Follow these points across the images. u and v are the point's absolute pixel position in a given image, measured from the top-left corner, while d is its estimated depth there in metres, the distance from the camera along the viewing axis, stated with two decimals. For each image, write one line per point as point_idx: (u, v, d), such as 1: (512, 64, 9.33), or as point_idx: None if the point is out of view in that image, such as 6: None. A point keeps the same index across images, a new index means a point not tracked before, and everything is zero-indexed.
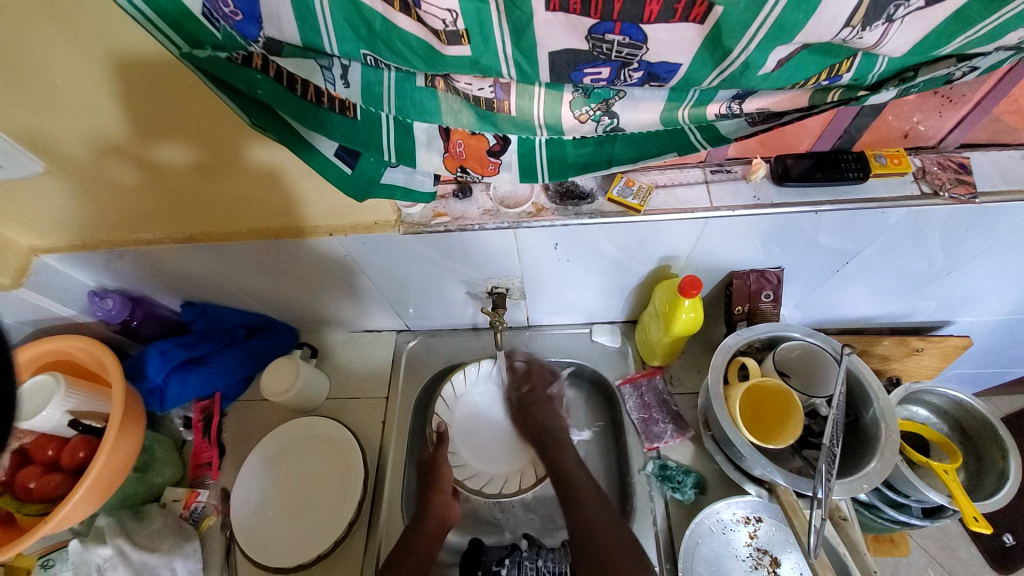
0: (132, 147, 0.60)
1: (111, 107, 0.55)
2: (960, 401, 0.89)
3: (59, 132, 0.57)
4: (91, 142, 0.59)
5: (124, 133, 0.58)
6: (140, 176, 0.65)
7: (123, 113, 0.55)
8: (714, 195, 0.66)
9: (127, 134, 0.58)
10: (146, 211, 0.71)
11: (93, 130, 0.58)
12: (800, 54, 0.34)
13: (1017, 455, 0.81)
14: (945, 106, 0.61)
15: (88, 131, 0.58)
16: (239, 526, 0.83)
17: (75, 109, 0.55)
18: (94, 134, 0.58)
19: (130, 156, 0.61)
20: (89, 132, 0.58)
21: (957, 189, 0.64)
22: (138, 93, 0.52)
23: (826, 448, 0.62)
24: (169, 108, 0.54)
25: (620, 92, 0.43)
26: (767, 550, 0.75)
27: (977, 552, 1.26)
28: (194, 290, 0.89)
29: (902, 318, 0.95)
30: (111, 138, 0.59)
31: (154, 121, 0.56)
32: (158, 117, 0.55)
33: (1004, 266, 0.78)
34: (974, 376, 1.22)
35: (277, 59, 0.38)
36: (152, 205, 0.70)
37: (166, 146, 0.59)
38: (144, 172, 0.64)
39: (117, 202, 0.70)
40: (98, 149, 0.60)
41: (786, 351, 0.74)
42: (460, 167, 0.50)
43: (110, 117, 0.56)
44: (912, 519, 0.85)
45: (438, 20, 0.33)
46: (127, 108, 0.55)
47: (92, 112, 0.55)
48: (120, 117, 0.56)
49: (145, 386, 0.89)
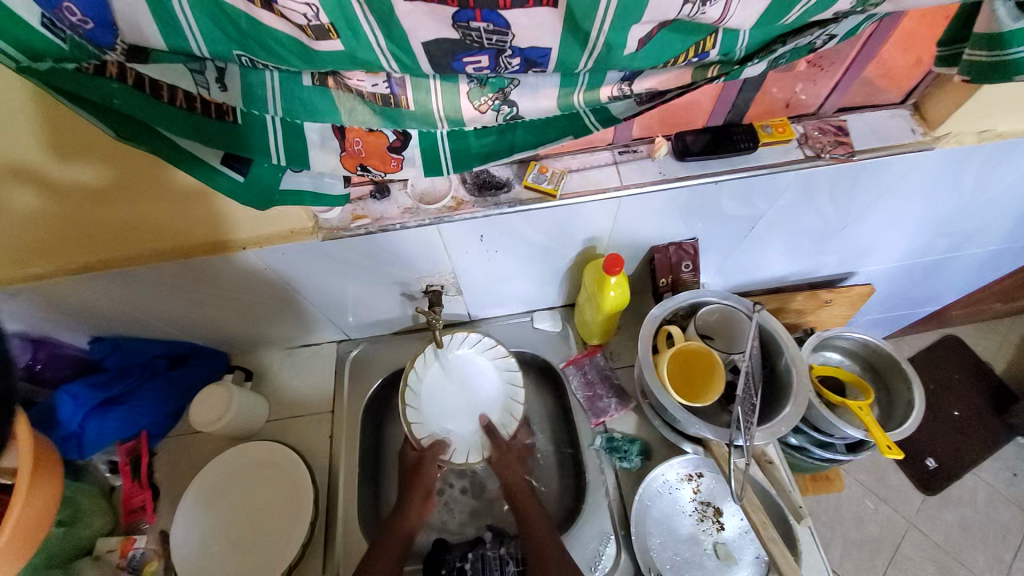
0: (45, 171, 0.55)
1: (24, 128, 0.50)
2: (867, 342, 0.98)
3: None
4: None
5: (35, 157, 0.53)
6: (47, 202, 0.59)
7: (39, 135, 0.51)
8: (624, 175, 0.69)
9: (39, 157, 0.53)
10: (35, 240, 0.64)
11: None
12: (660, 33, 0.37)
13: (917, 384, 0.91)
14: (818, 73, 0.67)
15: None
16: (182, 567, 0.78)
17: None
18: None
19: (36, 180, 0.56)
20: None
21: (837, 150, 0.70)
22: (61, 112, 0.49)
23: (743, 398, 0.67)
24: (96, 128, 0.51)
25: (514, 81, 0.44)
26: (710, 502, 0.81)
27: (905, 477, 1.41)
28: (103, 324, 0.83)
29: (810, 274, 1.04)
30: (1, 163, 0.53)
31: (75, 142, 0.52)
32: (81, 138, 0.52)
33: (887, 217, 0.86)
34: (882, 319, 1.35)
35: (138, 66, 0.36)
36: (42, 233, 0.64)
37: (89, 168, 0.56)
38: (52, 197, 0.59)
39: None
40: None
41: (706, 315, 0.79)
42: (360, 165, 0.49)
43: (21, 139, 0.51)
44: (837, 455, 0.93)
45: (299, 14, 0.32)
46: (45, 130, 0.51)
47: (1, 134, 0.50)
48: (35, 139, 0.51)
49: (57, 434, 0.79)
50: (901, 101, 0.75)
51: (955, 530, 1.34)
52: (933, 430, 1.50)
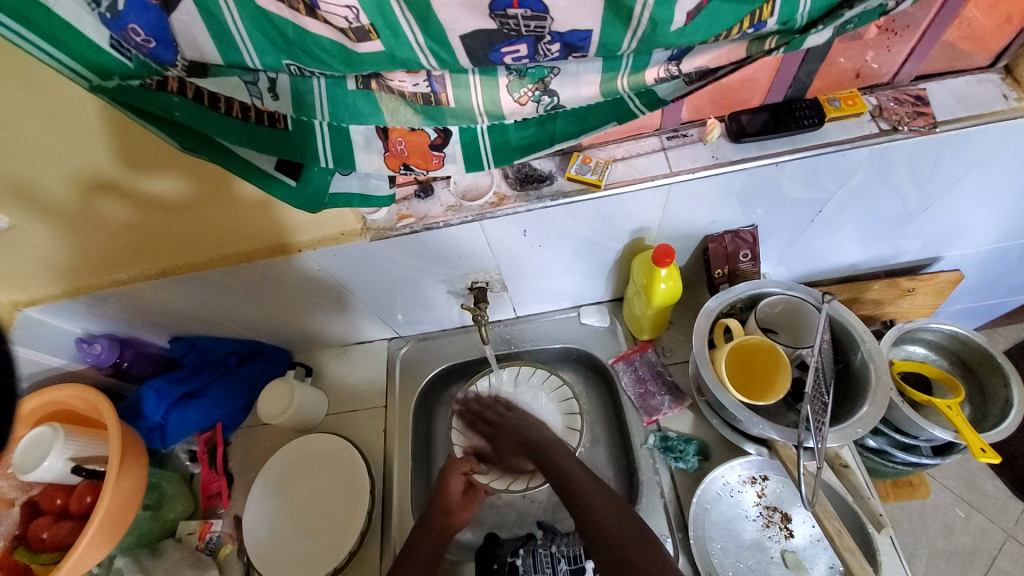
0: (123, 181, 0.60)
1: (102, 141, 0.55)
2: (955, 335, 0.88)
3: (41, 171, 0.57)
4: (79, 178, 0.59)
5: (109, 168, 0.58)
6: (129, 211, 0.65)
7: (115, 147, 0.56)
8: (673, 161, 0.66)
9: (116, 167, 0.58)
10: (118, 249, 0.71)
11: (74, 167, 0.58)
12: (710, 4, 0.34)
13: (1017, 381, 0.80)
14: (891, 39, 0.60)
15: (71, 167, 0.58)
16: (254, 549, 0.84)
17: (64, 144, 0.55)
18: (83, 168, 0.58)
19: (117, 189, 0.61)
20: (72, 169, 0.58)
21: (917, 122, 0.63)
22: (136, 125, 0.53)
23: (813, 397, 0.61)
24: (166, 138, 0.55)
25: (554, 70, 0.43)
26: (777, 507, 0.76)
27: (1002, 484, 1.25)
28: (182, 325, 0.90)
29: (888, 261, 0.94)
30: (91, 174, 0.59)
31: (146, 154, 0.57)
32: (153, 149, 0.56)
33: (980, 194, 0.77)
34: (974, 309, 1.20)
35: (198, 80, 0.38)
36: (124, 243, 0.70)
37: (160, 178, 0.60)
38: (132, 206, 0.64)
39: (94, 242, 0.69)
40: (86, 185, 0.60)
41: (769, 307, 0.74)
42: (403, 165, 0.50)
43: (100, 150, 0.56)
44: (922, 459, 0.84)
45: (341, 17, 0.33)
46: (120, 142, 0.55)
47: (84, 146, 0.55)
48: (111, 151, 0.56)
49: (144, 425, 0.89)
50: (989, 65, 0.66)
51: None
52: None
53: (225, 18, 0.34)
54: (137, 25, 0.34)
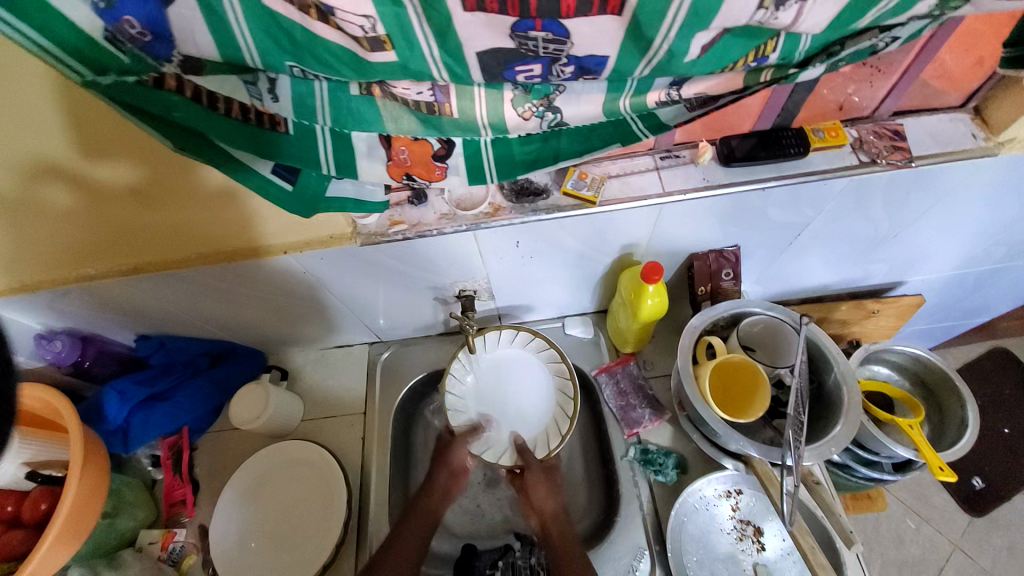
0: (76, 170, 0.56)
1: (48, 128, 0.51)
2: (917, 356, 0.93)
3: None
4: (27, 167, 0.55)
5: (64, 156, 0.54)
6: (85, 202, 0.60)
7: (65, 132, 0.51)
8: (666, 181, 0.67)
9: (68, 155, 0.54)
10: (82, 243, 0.67)
11: (22, 154, 0.53)
12: (723, 38, 0.35)
13: (972, 402, 0.85)
14: (875, 75, 0.64)
15: (18, 155, 0.53)
16: (220, 561, 0.80)
17: (7, 129, 0.50)
18: (29, 156, 0.53)
19: (70, 179, 0.57)
20: (19, 156, 0.53)
21: (894, 155, 0.67)
22: (87, 108, 0.49)
23: (791, 416, 0.63)
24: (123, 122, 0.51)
25: (560, 87, 0.43)
26: (750, 520, 0.78)
27: (950, 497, 1.32)
28: (151, 323, 0.86)
29: (857, 283, 0.99)
30: (43, 162, 0.54)
31: (100, 142, 0.53)
32: (108, 135, 0.52)
33: (945, 224, 0.81)
34: (931, 330, 1.28)
35: (196, 78, 0.37)
36: (88, 235, 0.66)
37: (119, 166, 0.56)
38: (87, 197, 0.60)
39: (51, 234, 0.65)
40: (35, 174, 0.55)
41: (749, 326, 0.76)
42: (406, 174, 0.50)
43: (47, 138, 0.52)
44: (883, 474, 0.89)
45: (356, 26, 0.32)
46: (70, 126, 0.51)
47: (30, 131, 0.51)
48: (60, 137, 0.52)
49: (105, 428, 0.84)
50: (959, 105, 0.70)
51: (1005, 554, 1.25)
52: (981, 448, 1.42)
53: (224, 11, 0.32)
54: (132, 16, 0.32)
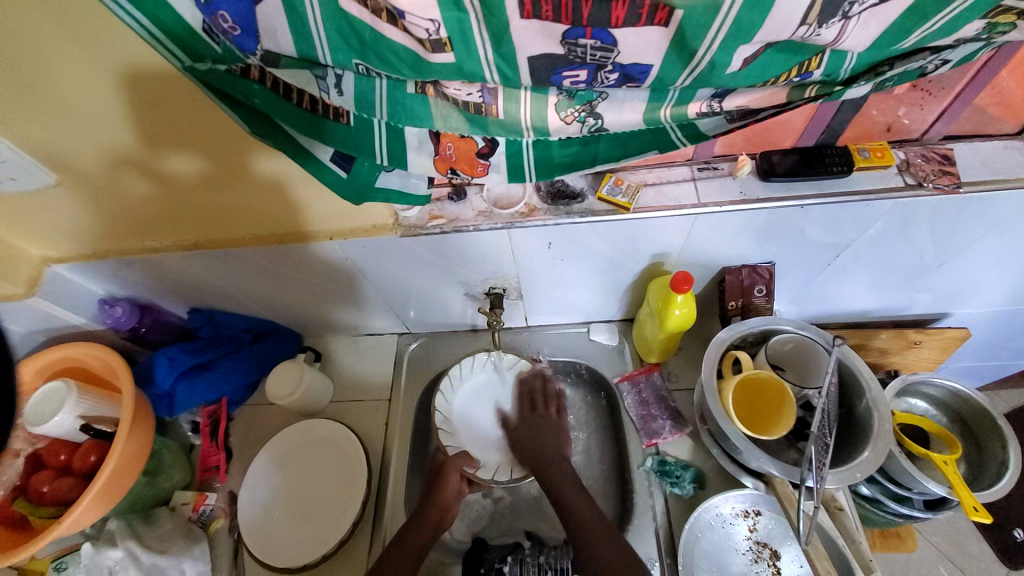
0: (143, 159, 0.62)
1: (122, 119, 0.57)
2: (957, 392, 0.89)
3: (69, 143, 0.60)
4: (102, 156, 0.62)
5: (135, 144, 0.60)
6: (151, 187, 0.67)
7: (133, 126, 0.58)
8: (702, 192, 0.68)
9: (138, 143, 0.60)
10: (151, 221, 0.74)
11: (102, 141, 0.60)
12: (765, 53, 0.36)
13: (1015, 443, 0.81)
14: (925, 99, 0.63)
15: (99, 142, 0.60)
16: (246, 527, 0.85)
17: (87, 124, 0.57)
18: (106, 147, 0.61)
19: (139, 166, 0.64)
20: (100, 143, 0.60)
21: (942, 180, 0.65)
22: (151, 105, 0.55)
23: (817, 437, 0.62)
24: (180, 119, 0.56)
25: (603, 94, 0.45)
26: (767, 543, 0.76)
27: (988, 547, 1.24)
28: (201, 298, 0.92)
29: (898, 312, 0.95)
30: (120, 150, 0.61)
31: (165, 132, 0.58)
32: (168, 128, 0.58)
33: (997, 255, 0.78)
34: (978, 368, 1.21)
35: (273, 70, 0.41)
36: (157, 214, 0.73)
37: (178, 156, 0.62)
38: (153, 182, 0.66)
39: (123, 213, 0.72)
40: (111, 162, 0.63)
41: (779, 344, 0.75)
42: (450, 169, 0.53)
43: (120, 128, 0.58)
44: (914, 512, 0.84)
45: (421, 29, 0.35)
46: (137, 121, 0.57)
47: (105, 125, 0.58)
48: (129, 131, 0.58)
49: (153, 391, 0.91)
50: (1017, 132, 0.68)
51: None
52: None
53: (305, 11, 0.35)
54: (226, 11, 0.36)
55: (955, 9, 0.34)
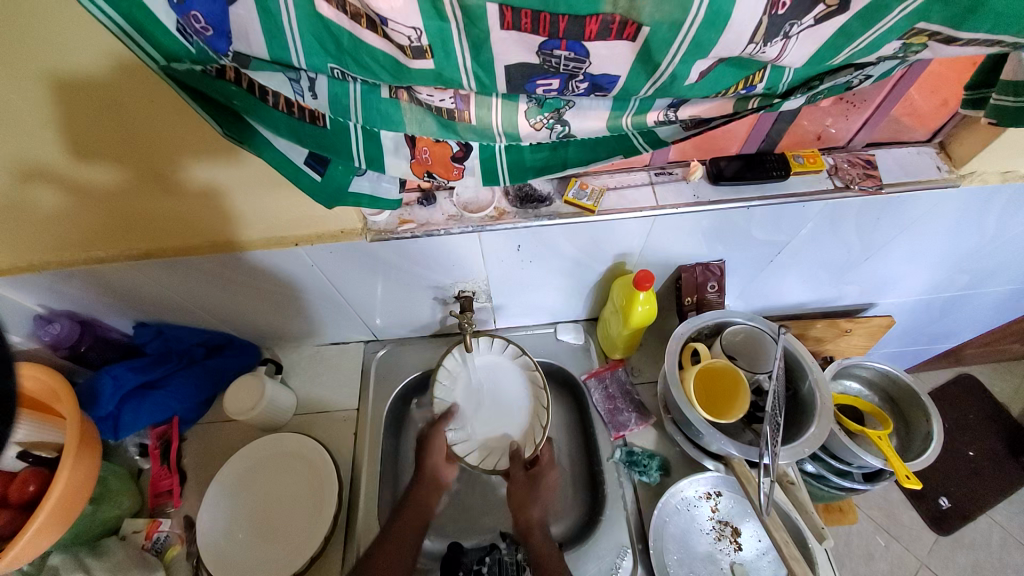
0: (66, 171, 0.59)
1: (41, 129, 0.54)
2: (886, 372, 0.99)
3: None
4: (17, 170, 0.58)
5: (56, 157, 0.57)
6: (72, 200, 0.64)
7: (56, 139, 0.55)
8: (659, 195, 0.73)
9: (59, 156, 0.57)
10: (79, 235, 0.70)
11: (14, 155, 0.56)
12: (718, 67, 0.40)
13: (935, 415, 0.91)
14: (850, 110, 0.71)
15: (12, 157, 0.56)
16: (206, 551, 0.80)
17: (1, 136, 0.54)
18: (19, 161, 0.57)
19: (59, 179, 0.60)
20: (12, 158, 0.56)
21: (866, 182, 0.73)
22: (78, 116, 0.52)
23: (769, 417, 0.68)
24: (110, 131, 0.54)
25: (570, 103, 0.47)
26: (728, 521, 0.81)
27: (918, 516, 1.37)
28: (151, 311, 0.87)
29: (831, 303, 1.05)
30: (36, 163, 0.58)
31: (92, 141, 0.55)
32: (95, 140, 0.55)
33: (913, 249, 0.88)
34: (902, 353, 1.35)
35: (248, 72, 0.40)
36: (85, 227, 0.69)
37: (104, 167, 0.59)
38: (75, 193, 0.63)
39: (44, 229, 0.68)
40: (25, 176, 0.59)
41: (731, 335, 0.82)
42: (426, 172, 0.54)
43: (38, 139, 0.55)
44: (855, 484, 0.93)
45: (404, 36, 0.36)
46: (60, 132, 0.54)
47: (22, 137, 0.54)
48: (50, 142, 0.55)
49: (95, 414, 0.83)
50: (926, 140, 0.78)
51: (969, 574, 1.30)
52: (947, 471, 1.48)
53: (280, 14, 0.35)
54: (199, 12, 0.35)
55: (878, 29, 0.38)
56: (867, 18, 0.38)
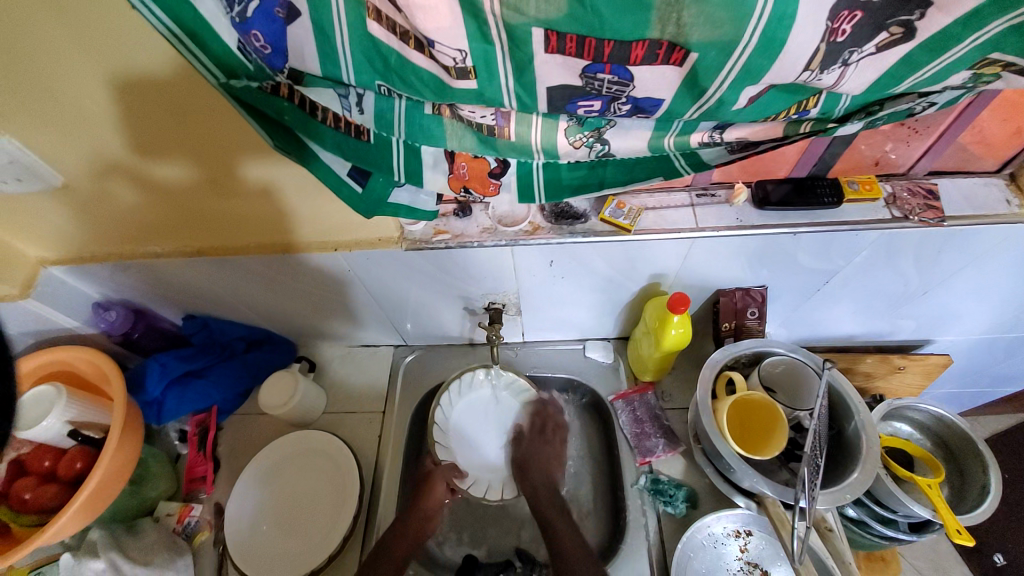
0: (131, 166, 0.64)
1: (111, 126, 0.58)
2: (940, 416, 0.91)
3: (58, 153, 0.61)
4: (91, 164, 0.63)
5: (124, 153, 0.62)
6: (139, 196, 0.69)
7: (124, 135, 0.59)
8: (700, 217, 0.70)
9: (127, 153, 0.62)
10: (143, 228, 0.75)
11: (89, 151, 0.61)
12: (769, 93, 0.38)
13: (994, 467, 0.84)
14: (912, 136, 0.67)
15: (87, 152, 0.62)
16: (232, 539, 0.83)
17: (79, 132, 0.59)
18: (94, 155, 0.62)
19: (127, 174, 0.65)
20: (86, 153, 0.62)
21: (927, 214, 0.68)
22: (141, 114, 0.56)
23: (810, 459, 0.64)
24: (169, 127, 0.57)
25: (611, 121, 0.46)
26: (758, 563, 0.76)
27: (972, 573, 1.25)
28: (198, 305, 0.92)
29: (883, 338, 0.98)
30: (107, 159, 0.63)
31: (151, 137, 0.59)
32: (157, 137, 0.59)
33: (979, 286, 0.81)
34: (962, 395, 1.25)
35: (301, 88, 0.43)
36: (147, 222, 0.74)
37: (164, 165, 0.63)
38: (141, 189, 0.67)
39: (113, 224, 0.74)
40: (97, 170, 0.64)
41: (771, 366, 0.78)
42: (463, 187, 0.55)
43: (110, 136, 0.59)
44: (899, 534, 0.86)
45: (449, 58, 0.37)
46: (127, 127, 0.58)
47: (96, 134, 0.59)
48: (119, 138, 0.60)
49: (143, 398, 0.89)
50: (997, 170, 0.72)
51: None
52: (1008, 527, 1.35)
53: (334, 34, 0.37)
54: (259, 31, 0.37)
55: (946, 59, 0.36)
56: (934, 48, 0.35)
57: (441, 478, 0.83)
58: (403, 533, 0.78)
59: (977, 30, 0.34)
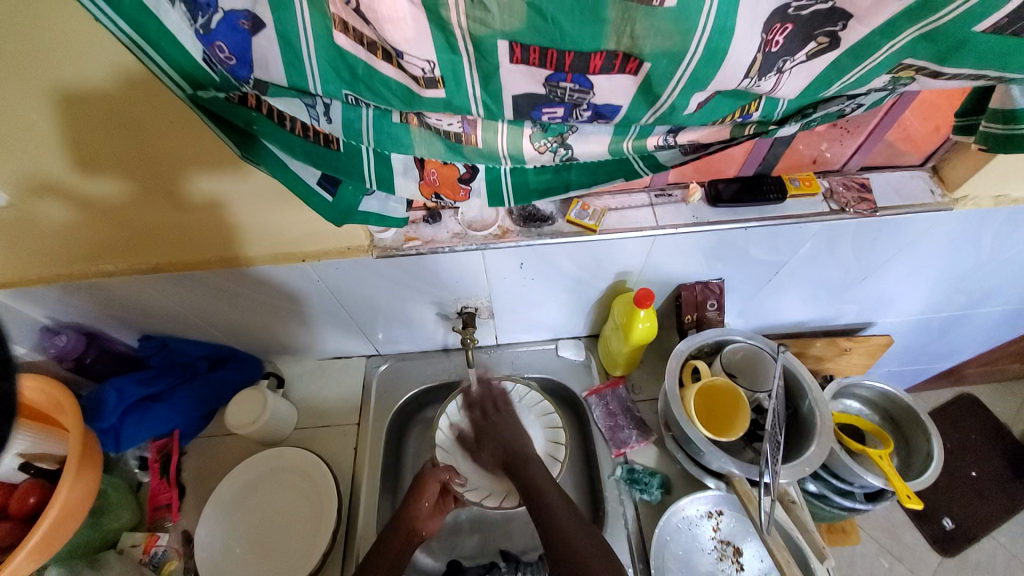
0: (68, 185, 0.61)
1: (47, 143, 0.56)
2: (885, 392, 0.99)
3: None
4: (27, 184, 0.60)
5: (61, 171, 0.59)
6: (78, 214, 0.66)
7: (60, 152, 0.57)
8: (659, 216, 0.74)
9: (65, 170, 0.59)
10: (86, 248, 0.71)
11: (22, 171, 0.59)
12: (715, 98, 0.41)
13: (937, 436, 0.92)
14: (844, 136, 0.73)
15: (20, 171, 0.59)
16: (204, 566, 0.80)
17: (12, 152, 0.56)
18: (29, 175, 0.59)
19: (62, 193, 0.62)
20: (20, 173, 0.59)
21: (861, 206, 0.75)
22: (79, 129, 0.54)
23: (770, 436, 0.68)
24: (111, 144, 0.56)
25: (572, 128, 0.48)
26: (730, 541, 0.81)
27: (922, 537, 1.34)
28: (156, 325, 0.88)
29: (830, 322, 1.06)
30: (42, 178, 0.60)
31: (90, 153, 0.57)
32: (98, 153, 0.57)
33: (909, 270, 0.89)
34: (902, 372, 1.36)
35: (267, 98, 0.43)
36: (91, 241, 0.70)
37: (101, 182, 0.61)
38: (79, 207, 0.65)
39: (54, 245, 0.70)
40: (32, 190, 0.61)
41: (732, 353, 0.82)
42: (434, 193, 0.56)
43: (46, 154, 0.57)
44: (857, 505, 0.92)
45: (417, 68, 0.38)
46: (65, 144, 0.56)
47: (31, 152, 0.56)
48: (56, 156, 0.57)
49: (97, 426, 0.83)
50: (919, 164, 0.80)
51: None
52: (950, 492, 1.47)
53: (299, 45, 0.37)
54: (223, 42, 0.37)
55: (867, 65, 0.40)
56: (855, 56, 0.40)
57: (432, 478, 0.84)
58: (385, 540, 0.76)
59: (891, 39, 0.39)
